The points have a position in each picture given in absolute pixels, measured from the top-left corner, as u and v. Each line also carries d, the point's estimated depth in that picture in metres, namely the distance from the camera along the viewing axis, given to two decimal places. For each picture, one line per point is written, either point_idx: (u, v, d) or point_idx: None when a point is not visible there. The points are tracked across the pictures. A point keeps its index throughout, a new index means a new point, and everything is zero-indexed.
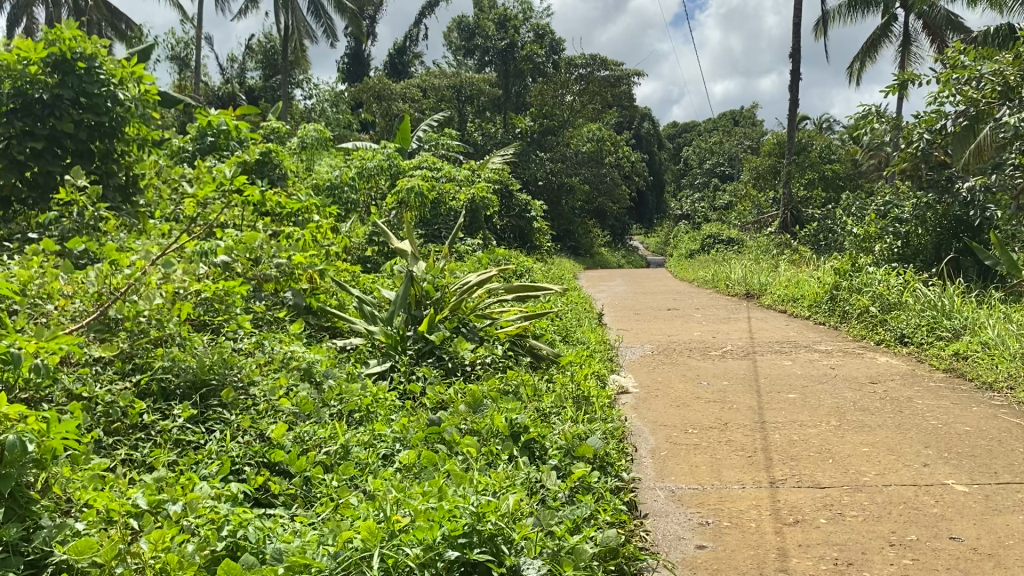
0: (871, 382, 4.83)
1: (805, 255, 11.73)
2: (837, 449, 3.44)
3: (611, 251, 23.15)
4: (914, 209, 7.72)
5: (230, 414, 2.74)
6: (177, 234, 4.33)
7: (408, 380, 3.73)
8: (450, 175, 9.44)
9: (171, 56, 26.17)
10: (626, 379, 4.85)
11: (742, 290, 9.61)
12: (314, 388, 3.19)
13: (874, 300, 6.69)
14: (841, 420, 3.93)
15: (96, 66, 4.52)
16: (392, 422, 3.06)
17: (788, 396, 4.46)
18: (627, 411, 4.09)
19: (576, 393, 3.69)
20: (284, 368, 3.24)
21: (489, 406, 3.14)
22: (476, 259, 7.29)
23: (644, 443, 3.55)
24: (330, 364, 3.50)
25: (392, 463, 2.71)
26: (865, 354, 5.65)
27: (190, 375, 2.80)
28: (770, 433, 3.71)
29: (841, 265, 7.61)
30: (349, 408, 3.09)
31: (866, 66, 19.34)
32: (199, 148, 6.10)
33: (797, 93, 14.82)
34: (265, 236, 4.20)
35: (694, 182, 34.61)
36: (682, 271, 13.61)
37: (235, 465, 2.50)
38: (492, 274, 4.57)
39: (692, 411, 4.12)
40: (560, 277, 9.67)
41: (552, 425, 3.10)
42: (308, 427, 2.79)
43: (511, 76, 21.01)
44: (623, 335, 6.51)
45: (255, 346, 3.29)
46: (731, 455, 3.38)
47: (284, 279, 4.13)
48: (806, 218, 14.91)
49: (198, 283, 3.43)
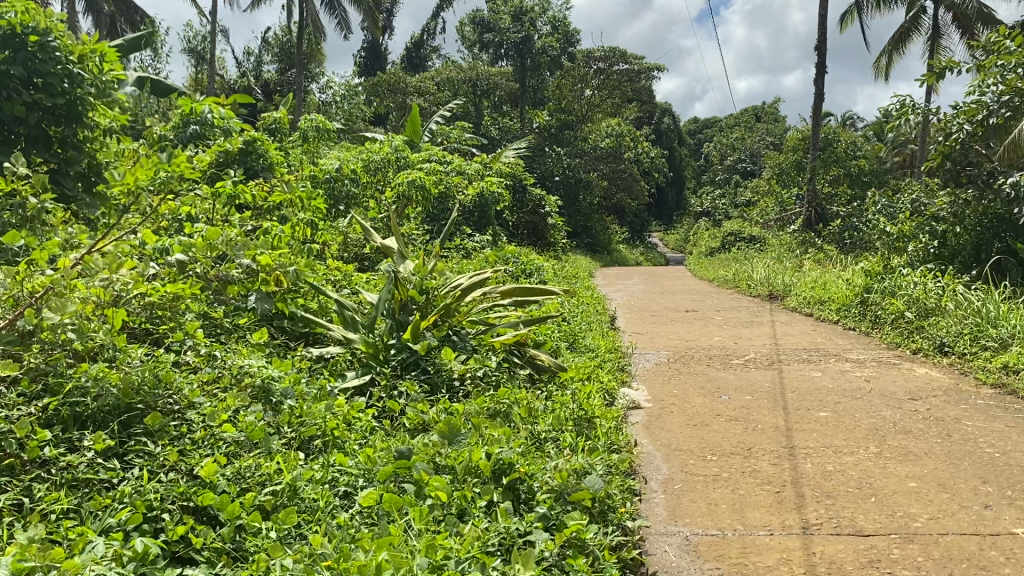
0: (912, 398, 4.33)
1: (831, 255, 11.20)
2: (879, 484, 2.96)
3: (629, 248, 22.64)
4: (951, 207, 7.18)
5: (156, 445, 2.30)
6: (140, 229, 3.92)
7: (388, 397, 3.30)
8: (459, 168, 9.01)
9: (187, 49, 25.93)
10: (638, 393, 4.37)
11: (765, 291, 9.10)
12: (268, 410, 2.75)
13: (909, 304, 6.17)
14: (881, 445, 3.45)
15: (50, 42, 4.17)
16: (357, 453, 2.62)
17: (820, 415, 3.97)
18: (636, 431, 3.63)
19: (577, 414, 3.22)
20: (236, 385, 2.81)
21: (474, 432, 2.70)
22: (482, 260, 6.83)
23: (655, 473, 3.09)
24: (295, 381, 3.06)
25: (350, 506, 2.28)
26: (901, 365, 5.15)
27: (112, 399, 2.36)
28: (800, 462, 3.24)
29: (872, 266, 7.12)
30: (309, 434, 2.66)
31: (893, 60, 18.67)
32: (181, 137, 5.68)
33: (822, 87, 14.25)
34: (233, 230, 3.78)
35: (716, 179, 33.99)
36: (701, 270, 13.11)
37: (152, 512, 2.06)
38: (487, 275, 4.09)
39: (711, 433, 3.65)
40: (573, 276, 9.23)
41: (544, 457, 2.64)
42: (250, 461, 2.35)
43: (528, 70, 20.03)
44: (637, 340, 6.05)
45: (202, 361, 2.86)
46: (755, 491, 2.91)
47: (250, 282, 3.63)
48: (831, 215, 14.34)
49: (143, 285, 3.00)
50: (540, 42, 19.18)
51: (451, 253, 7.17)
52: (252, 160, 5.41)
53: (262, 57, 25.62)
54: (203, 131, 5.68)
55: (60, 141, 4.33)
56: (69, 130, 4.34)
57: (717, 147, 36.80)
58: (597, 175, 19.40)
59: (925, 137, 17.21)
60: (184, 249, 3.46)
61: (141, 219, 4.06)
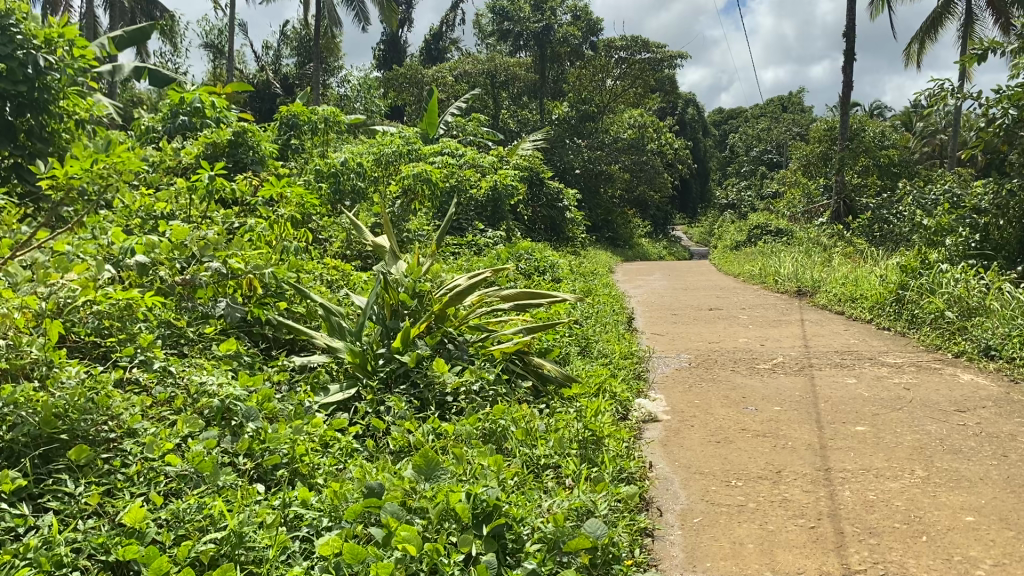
0: (959, 410, 3.91)
1: (862, 249, 10.74)
2: (932, 518, 2.57)
3: (653, 242, 22.23)
4: (993, 199, 6.68)
5: (78, 485, 1.96)
6: (107, 227, 3.59)
7: (373, 414, 2.97)
8: (472, 160, 8.64)
9: (206, 44, 25.83)
10: (655, 404, 3.99)
11: (792, 287, 8.67)
12: (226, 435, 2.41)
13: (950, 303, 5.73)
14: (929, 468, 3.05)
15: (10, 24, 3.89)
16: (324, 487, 2.27)
17: (856, 430, 3.58)
18: (652, 451, 3.25)
19: (582, 435, 2.86)
20: (191, 407, 2.47)
21: (458, 463, 2.34)
22: (491, 258, 6.47)
23: (672, 502, 2.71)
24: (265, 398, 2.73)
25: (308, 557, 1.92)
26: (944, 370, 4.73)
27: (30, 428, 2.03)
28: (838, 489, 2.85)
29: (909, 262, 6.66)
30: (273, 463, 2.32)
31: (925, 46, 18.05)
32: (169, 129, 5.36)
33: (851, 75, 13.73)
34: (206, 230, 3.44)
35: (741, 171, 33.42)
36: (725, 265, 12.68)
37: (61, 570, 1.70)
38: (486, 275, 3.71)
39: (736, 452, 3.27)
40: (593, 273, 8.87)
41: (539, 494, 2.29)
42: (193, 502, 2.01)
43: (547, 61, 19.39)
44: (655, 343, 5.67)
45: (153, 378, 2.52)
46: (787, 526, 2.52)
47: (219, 285, 3.24)
48: (860, 208, 13.83)
49: (90, 291, 2.66)
50: (560, 31, 18.72)
51: (461, 250, 6.84)
52: (243, 152, 5.09)
53: (281, 51, 25.43)
54: (193, 122, 5.37)
55: (27, 132, 4.05)
56: (36, 121, 4.09)
57: (742, 139, 36.14)
58: (619, 168, 18.99)
59: (958, 125, 16.61)
60: (147, 249, 3.13)
61: (111, 217, 3.74)
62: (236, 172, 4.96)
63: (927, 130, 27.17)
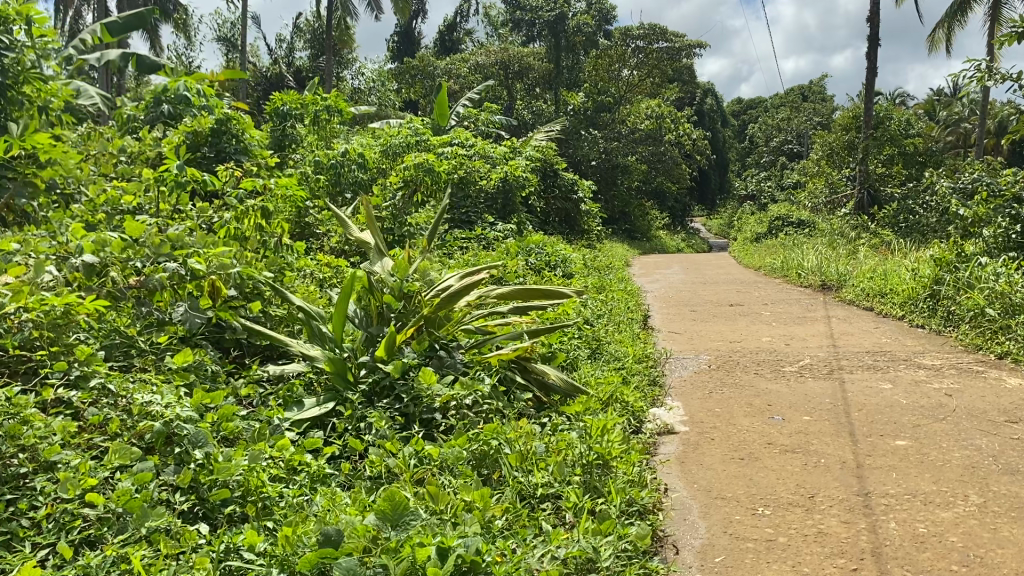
0: (1010, 421, 3.51)
1: (888, 241, 10.29)
2: (995, 558, 2.19)
3: (672, 235, 21.78)
4: None
5: None
6: (65, 220, 3.30)
7: (350, 432, 2.61)
8: (482, 151, 8.27)
9: (219, 38, 25.69)
10: (671, 413, 3.61)
11: (816, 281, 8.25)
12: (169, 464, 2.07)
13: (990, 299, 5.29)
14: (984, 493, 2.67)
15: None
16: (279, 528, 1.91)
17: (897, 445, 3.19)
18: (666, 472, 2.88)
19: (586, 458, 2.49)
20: (129, 431, 2.14)
21: (438, 500, 1.99)
22: (498, 253, 6.11)
23: (688, 538, 2.34)
24: (223, 416, 2.39)
25: None
26: (987, 374, 4.32)
27: None
28: (883, 519, 2.47)
29: (943, 254, 6.22)
30: (222, 497, 1.97)
31: (952, 31, 17.47)
32: (152, 117, 5.05)
33: (875, 60, 13.22)
34: (171, 227, 3.12)
35: (761, 162, 32.88)
36: (745, 258, 12.26)
37: None
38: (482, 275, 3.28)
39: (761, 472, 2.89)
40: (606, 267, 8.48)
41: (531, 540, 1.93)
42: (111, 554, 1.66)
43: (563, 50, 18.87)
44: (671, 343, 5.29)
45: (89, 398, 2.21)
46: (824, 568, 2.15)
47: (180, 287, 2.92)
48: (885, 198, 13.36)
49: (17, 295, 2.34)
50: (574, 20, 18.32)
51: (467, 244, 6.47)
52: (226, 141, 4.75)
53: (294, 44, 25.17)
54: (176, 110, 5.05)
55: None
56: None
57: (762, 129, 35.57)
58: (635, 159, 18.59)
59: (987, 113, 16.06)
60: (98, 248, 2.81)
61: (76, 211, 3.43)
62: (220, 163, 4.64)
63: (950, 119, 26.62)
